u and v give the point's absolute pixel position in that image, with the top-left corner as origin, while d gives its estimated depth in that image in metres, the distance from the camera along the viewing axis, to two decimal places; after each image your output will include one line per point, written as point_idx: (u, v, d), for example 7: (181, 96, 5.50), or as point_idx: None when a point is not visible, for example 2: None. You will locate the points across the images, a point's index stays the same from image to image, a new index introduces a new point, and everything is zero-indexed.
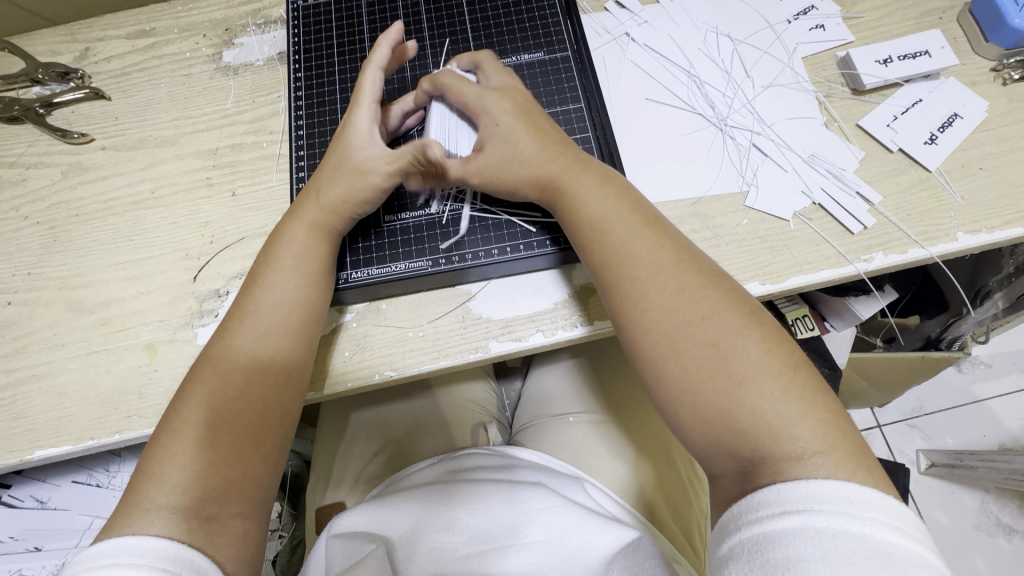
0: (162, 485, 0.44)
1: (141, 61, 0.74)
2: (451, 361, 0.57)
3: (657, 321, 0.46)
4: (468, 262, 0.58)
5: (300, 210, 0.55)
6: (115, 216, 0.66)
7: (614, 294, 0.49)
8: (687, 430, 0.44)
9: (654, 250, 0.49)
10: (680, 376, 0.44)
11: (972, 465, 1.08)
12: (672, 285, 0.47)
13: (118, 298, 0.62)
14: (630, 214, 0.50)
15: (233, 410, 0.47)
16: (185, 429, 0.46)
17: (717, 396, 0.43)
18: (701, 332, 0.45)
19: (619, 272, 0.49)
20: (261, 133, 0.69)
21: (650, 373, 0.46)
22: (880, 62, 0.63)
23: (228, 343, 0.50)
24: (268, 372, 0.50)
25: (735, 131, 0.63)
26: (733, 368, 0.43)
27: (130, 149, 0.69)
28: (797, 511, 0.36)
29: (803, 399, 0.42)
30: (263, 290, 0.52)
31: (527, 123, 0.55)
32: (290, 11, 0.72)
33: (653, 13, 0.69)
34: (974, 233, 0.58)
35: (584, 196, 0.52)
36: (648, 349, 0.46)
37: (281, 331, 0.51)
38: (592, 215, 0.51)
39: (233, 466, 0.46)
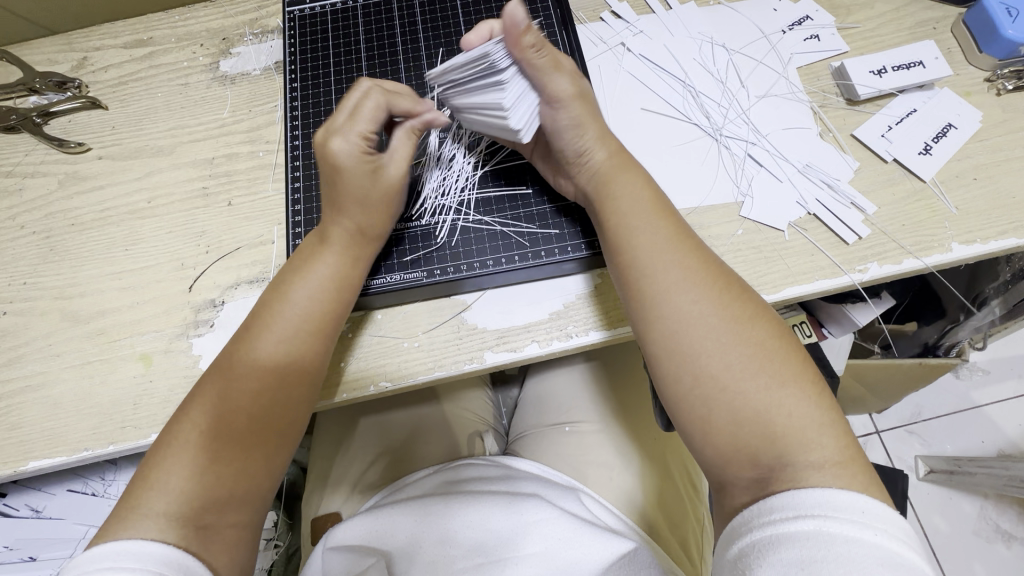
0: (161, 491, 0.44)
1: (137, 71, 0.74)
2: (446, 371, 0.57)
3: (703, 317, 0.45)
4: (463, 272, 0.58)
5: (327, 235, 0.52)
6: (111, 225, 0.66)
7: (652, 285, 0.47)
8: (706, 435, 0.44)
9: (691, 250, 0.49)
10: (721, 373, 0.44)
11: (971, 472, 1.08)
12: (715, 285, 0.47)
13: (114, 309, 0.62)
14: (660, 213, 0.50)
15: (250, 426, 0.47)
16: (191, 443, 0.46)
17: (755, 397, 0.43)
18: (744, 333, 0.45)
19: (665, 262, 0.48)
20: (258, 143, 0.69)
21: (685, 367, 0.45)
22: (874, 72, 0.63)
23: (253, 368, 0.48)
24: (295, 391, 0.49)
25: (730, 141, 0.63)
26: (773, 372, 0.43)
27: (127, 159, 0.69)
28: (811, 516, 0.37)
29: (831, 412, 0.43)
30: (283, 306, 0.50)
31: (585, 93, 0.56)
32: (286, 21, 0.72)
33: (649, 23, 0.69)
34: (969, 243, 0.58)
35: (620, 186, 0.52)
36: (688, 345, 0.45)
37: (309, 353, 0.50)
38: (625, 205, 0.51)
39: (240, 477, 0.46)
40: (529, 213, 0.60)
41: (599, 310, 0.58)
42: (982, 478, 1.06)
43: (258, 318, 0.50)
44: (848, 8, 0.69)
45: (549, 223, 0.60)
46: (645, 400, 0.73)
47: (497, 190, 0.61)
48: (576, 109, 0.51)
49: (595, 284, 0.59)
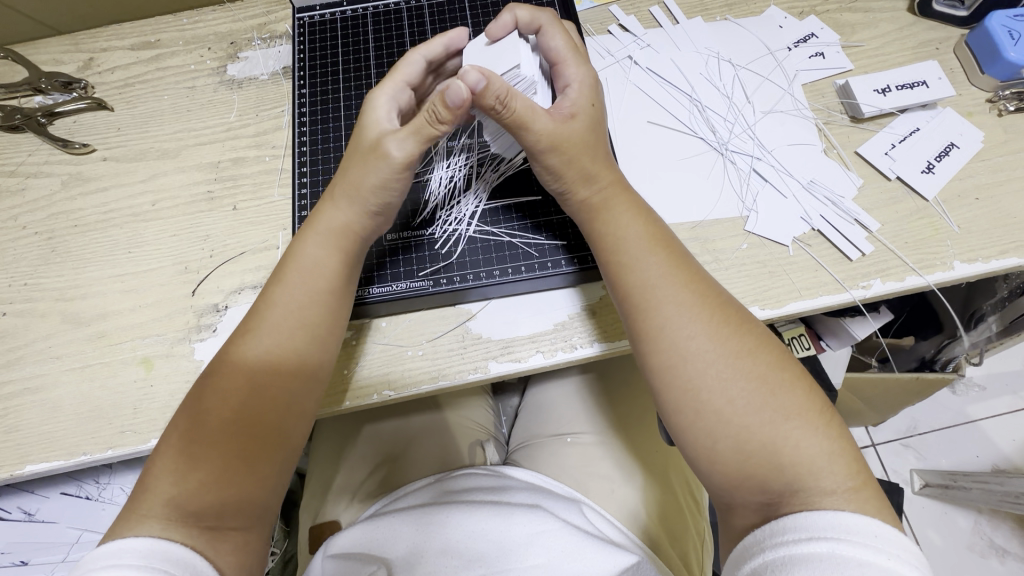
0: (157, 496, 0.43)
1: (144, 73, 0.74)
2: (451, 380, 0.57)
3: (706, 349, 0.45)
4: (469, 283, 0.58)
5: (312, 219, 0.53)
6: (114, 227, 0.66)
7: (653, 316, 0.48)
8: (712, 462, 0.44)
9: (688, 280, 0.49)
10: (725, 407, 0.44)
11: (965, 487, 1.09)
12: (718, 314, 0.47)
13: (115, 311, 0.62)
14: (658, 245, 0.50)
15: (229, 429, 0.45)
16: (175, 446, 0.45)
17: (760, 428, 0.43)
18: (746, 366, 0.45)
19: (656, 297, 0.48)
20: (264, 148, 0.69)
21: (688, 400, 0.45)
22: (878, 91, 0.64)
23: (240, 364, 0.48)
24: (294, 385, 0.49)
25: (736, 156, 0.63)
26: (780, 403, 0.43)
27: (131, 161, 0.69)
28: (824, 537, 0.37)
29: (839, 438, 0.43)
30: (270, 308, 0.50)
31: (588, 129, 0.51)
32: (295, 25, 0.72)
33: (656, 38, 0.70)
34: (971, 262, 0.58)
35: (615, 216, 0.51)
36: (694, 378, 0.45)
37: (297, 340, 0.49)
38: (616, 234, 0.51)
39: (227, 482, 0.44)
40: (535, 225, 0.60)
41: (604, 322, 0.58)
42: (978, 493, 1.07)
43: (250, 320, 0.50)
44: (852, 27, 0.70)
45: (556, 234, 0.60)
46: (646, 412, 0.73)
47: (504, 201, 0.61)
48: (555, 158, 0.50)
49: (600, 296, 0.59)
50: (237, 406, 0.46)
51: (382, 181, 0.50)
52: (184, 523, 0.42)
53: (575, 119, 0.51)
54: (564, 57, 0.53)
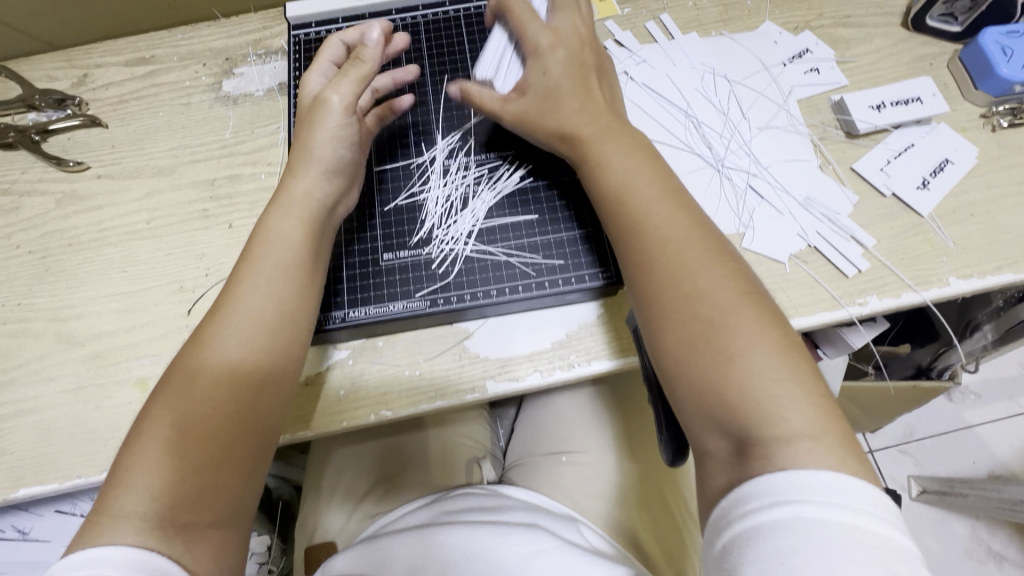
0: (131, 490, 0.41)
1: (139, 89, 0.74)
2: (448, 401, 0.56)
3: (691, 299, 0.45)
4: (466, 302, 0.57)
5: (280, 197, 0.52)
6: (109, 246, 0.65)
7: (641, 249, 0.49)
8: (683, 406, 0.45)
9: (683, 221, 0.49)
10: (702, 346, 0.44)
11: (962, 493, 1.09)
12: (714, 266, 0.46)
13: (109, 332, 0.61)
14: (663, 192, 0.50)
15: (203, 410, 0.44)
16: (150, 432, 0.44)
17: (731, 369, 0.42)
18: (726, 307, 0.44)
19: (642, 235, 0.49)
20: (260, 165, 0.68)
21: (667, 335, 0.46)
22: (872, 107, 0.64)
23: (206, 360, 0.46)
24: (268, 384, 0.47)
25: (732, 172, 0.64)
26: (763, 360, 0.42)
27: (126, 178, 0.69)
28: (787, 503, 0.36)
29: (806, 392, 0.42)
30: (243, 285, 0.49)
31: (559, 88, 0.54)
32: (290, 43, 0.71)
33: (651, 53, 0.70)
34: (966, 278, 0.58)
35: (611, 152, 0.52)
36: (679, 337, 0.45)
37: (271, 314, 0.48)
38: (609, 172, 0.52)
39: (203, 468, 0.43)
40: (532, 243, 0.59)
41: (602, 342, 0.58)
42: (975, 500, 1.07)
43: (221, 298, 0.49)
44: (847, 42, 0.70)
45: (553, 254, 0.59)
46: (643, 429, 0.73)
47: (501, 219, 0.60)
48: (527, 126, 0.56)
49: (597, 315, 0.59)
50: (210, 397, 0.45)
51: (334, 135, 0.54)
52: (160, 524, 0.41)
53: (523, 97, 0.56)
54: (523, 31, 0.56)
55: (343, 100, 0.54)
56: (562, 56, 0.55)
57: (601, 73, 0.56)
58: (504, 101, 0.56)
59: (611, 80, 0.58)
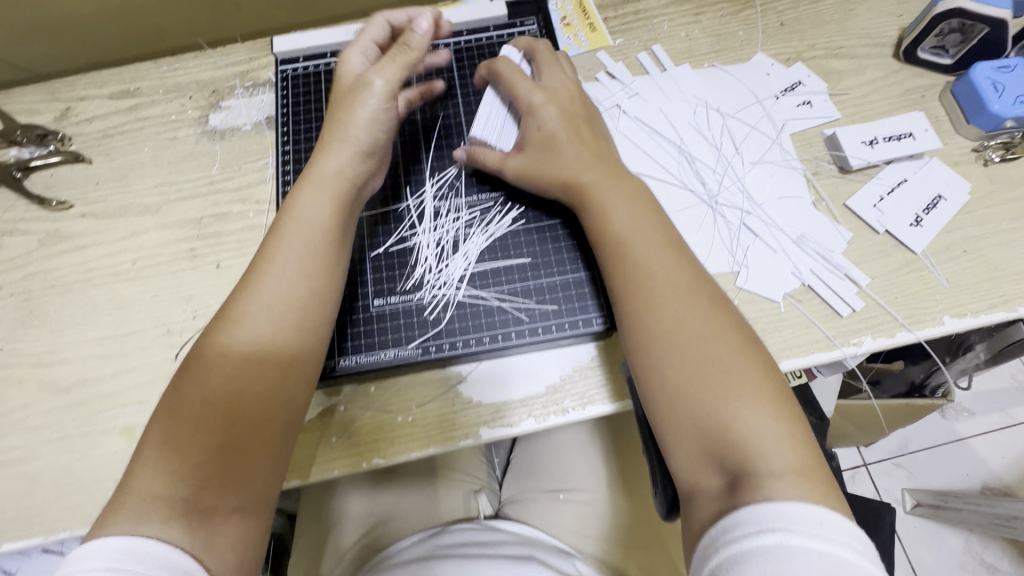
0: (154, 470, 0.42)
1: (123, 123, 0.72)
2: (441, 448, 0.56)
3: (683, 338, 0.46)
4: (458, 350, 0.57)
5: (308, 176, 0.54)
6: (94, 287, 0.64)
7: (639, 291, 0.49)
8: (674, 440, 0.44)
9: (683, 267, 0.49)
10: (694, 387, 0.44)
11: (956, 508, 1.10)
12: (706, 307, 0.47)
13: (95, 377, 0.60)
14: (663, 241, 0.51)
15: (230, 390, 0.45)
16: (175, 408, 0.45)
17: (721, 413, 0.42)
18: (719, 350, 0.45)
19: (637, 281, 0.49)
20: (248, 202, 0.67)
21: (658, 375, 0.46)
22: (865, 143, 0.64)
23: (235, 342, 0.47)
24: (297, 366, 0.48)
25: (725, 209, 0.63)
26: (752, 404, 0.42)
27: (111, 217, 0.67)
28: (772, 530, 0.36)
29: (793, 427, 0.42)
30: (270, 263, 0.50)
31: (557, 144, 0.56)
32: (277, 78, 0.71)
33: (644, 85, 0.70)
34: (960, 316, 0.58)
35: (605, 192, 0.53)
36: (673, 381, 0.45)
37: (300, 288, 0.50)
38: (604, 213, 0.53)
39: (227, 449, 0.44)
40: (524, 287, 0.59)
41: (595, 386, 0.57)
42: (968, 514, 1.08)
43: (249, 275, 0.50)
44: (839, 74, 0.70)
45: (547, 298, 0.58)
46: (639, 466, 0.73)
47: (493, 263, 0.60)
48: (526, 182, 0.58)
49: (591, 356, 0.58)
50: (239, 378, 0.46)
51: (371, 116, 0.56)
52: (182, 512, 0.41)
53: (522, 152, 0.59)
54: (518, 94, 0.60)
55: (386, 84, 0.56)
56: (555, 107, 0.58)
57: (592, 120, 0.59)
58: (504, 158, 0.59)
59: (601, 125, 0.60)
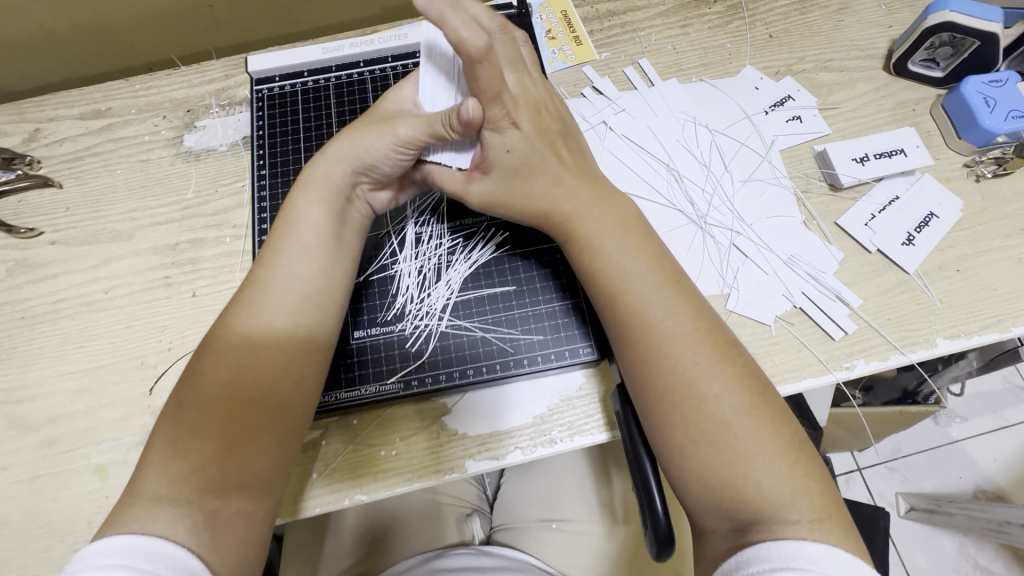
0: (156, 474, 0.42)
1: (94, 145, 0.70)
2: (426, 482, 0.54)
3: (687, 389, 0.44)
4: (441, 384, 0.55)
5: (306, 180, 0.53)
6: (65, 318, 0.62)
7: (642, 336, 0.46)
8: (682, 486, 0.44)
9: (683, 306, 0.47)
10: (700, 438, 0.43)
11: (949, 512, 1.10)
12: (711, 357, 0.44)
13: (66, 414, 0.58)
14: (662, 279, 0.48)
15: (227, 393, 0.44)
16: (176, 412, 0.44)
17: (726, 467, 0.41)
18: (725, 401, 0.43)
19: (633, 327, 0.47)
20: (224, 227, 0.65)
21: (664, 424, 0.44)
22: (856, 160, 0.63)
23: (238, 333, 0.47)
24: (294, 362, 0.47)
25: (715, 229, 0.62)
26: (760, 457, 0.41)
27: (83, 244, 0.65)
28: (787, 568, 0.36)
29: (803, 479, 0.41)
30: (269, 267, 0.49)
31: (525, 169, 0.51)
32: (253, 99, 0.68)
33: (631, 101, 0.68)
34: (953, 338, 0.57)
35: (597, 230, 0.50)
36: (679, 442, 0.43)
37: (297, 291, 0.48)
38: (598, 255, 0.49)
39: (227, 451, 0.43)
40: (509, 316, 0.58)
41: (584, 415, 0.55)
42: (962, 519, 1.07)
43: (247, 280, 0.49)
44: (829, 88, 0.69)
45: (532, 328, 0.57)
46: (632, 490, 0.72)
47: (477, 291, 0.59)
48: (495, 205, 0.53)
49: (579, 384, 0.56)
50: (239, 375, 0.45)
51: (382, 145, 0.51)
52: (191, 513, 0.41)
53: (488, 176, 0.52)
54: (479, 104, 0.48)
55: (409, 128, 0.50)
56: (527, 125, 0.50)
57: (568, 140, 0.53)
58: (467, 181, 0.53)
59: (576, 142, 0.55)
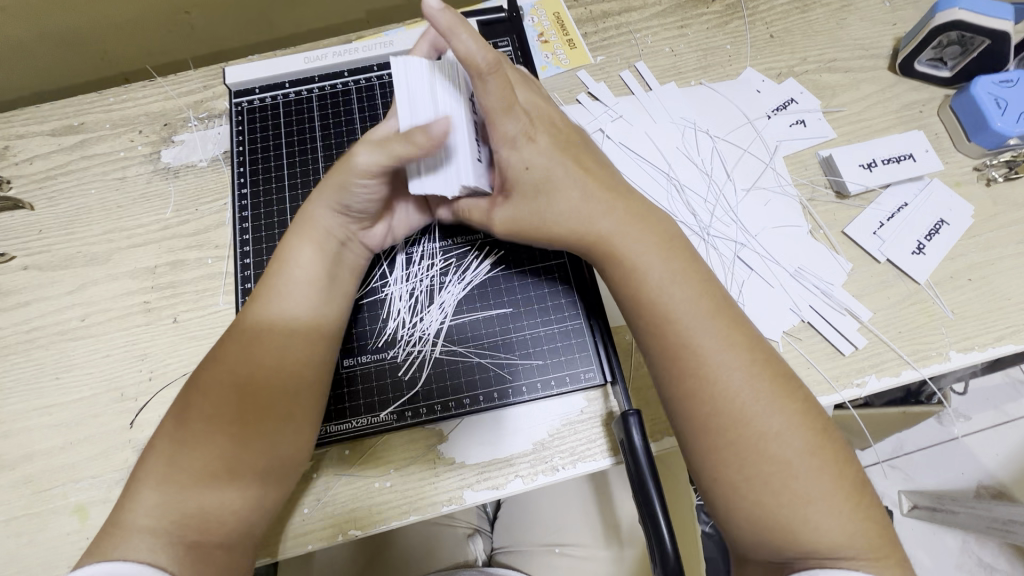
0: (140, 506, 0.41)
1: (67, 163, 0.66)
2: (423, 515, 0.52)
3: (741, 427, 0.41)
4: (437, 413, 0.53)
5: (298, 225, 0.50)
6: (39, 349, 0.59)
7: (693, 369, 0.43)
8: (727, 519, 0.42)
9: (737, 337, 0.44)
10: (753, 477, 0.40)
11: (953, 511, 1.05)
12: (770, 394, 0.42)
13: (42, 450, 0.55)
14: (712, 308, 0.45)
15: (217, 417, 0.43)
16: (168, 439, 0.43)
17: (780, 508, 0.40)
18: (782, 442, 0.41)
19: (685, 359, 0.44)
20: (206, 248, 0.62)
21: (713, 459, 0.42)
22: (864, 166, 0.60)
23: (232, 359, 0.45)
24: (287, 391, 0.45)
25: (719, 241, 0.60)
26: (817, 500, 0.40)
27: (57, 269, 0.62)
28: None
29: (856, 522, 0.40)
30: (267, 301, 0.47)
31: (551, 188, 0.47)
32: (232, 112, 0.65)
33: (628, 107, 0.65)
34: (967, 351, 0.55)
35: (646, 256, 0.46)
36: (730, 479, 0.41)
37: (292, 323, 0.46)
38: (645, 282, 0.46)
39: (214, 479, 0.42)
40: (506, 340, 0.55)
41: (586, 440, 0.53)
42: (965, 518, 1.03)
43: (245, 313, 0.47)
44: (833, 90, 0.66)
45: (530, 353, 0.55)
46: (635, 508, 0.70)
47: (472, 314, 0.56)
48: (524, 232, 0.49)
49: (581, 408, 0.54)
50: (236, 397, 0.43)
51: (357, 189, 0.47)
52: (172, 543, 0.40)
53: (512, 198, 0.48)
54: (489, 121, 0.45)
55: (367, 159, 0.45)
56: (544, 141, 0.47)
57: (595, 155, 0.51)
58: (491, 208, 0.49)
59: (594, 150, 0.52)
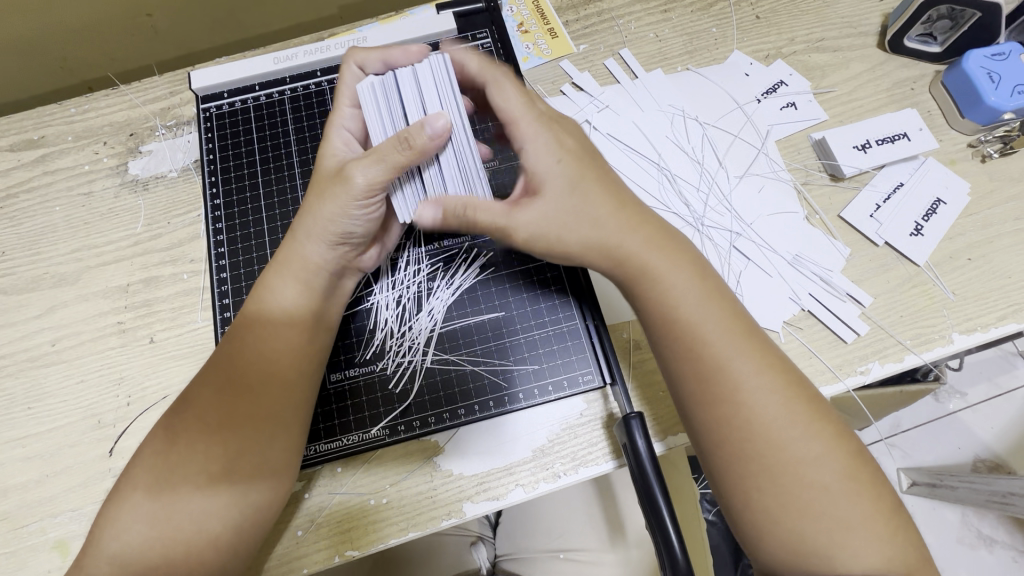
0: (103, 550, 0.41)
1: (28, 179, 0.63)
2: (422, 531, 0.50)
3: (777, 454, 0.40)
4: (432, 425, 0.51)
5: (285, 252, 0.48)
6: (8, 379, 0.56)
7: (726, 391, 0.42)
8: (760, 544, 0.41)
9: (768, 361, 0.42)
10: (788, 504, 0.40)
11: (951, 486, 1.03)
12: (800, 415, 0.41)
13: (16, 485, 0.52)
14: (738, 331, 0.43)
15: (180, 465, 0.42)
16: (136, 483, 0.42)
17: (817, 536, 0.39)
18: (816, 469, 0.40)
19: (716, 381, 0.42)
20: (181, 262, 0.59)
21: (744, 484, 0.41)
22: (858, 148, 0.59)
23: (205, 405, 0.43)
24: (255, 440, 0.43)
25: (713, 231, 0.58)
26: (856, 526, 0.39)
27: (23, 292, 0.59)
28: None
29: (893, 544, 0.39)
30: (244, 340, 0.45)
31: (579, 190, 0.45)
32: (201, 120, 0.62)
33: (613, 96, 0.63)
34: (969, 332, 0.54)
35: (668, 279, 0.44)
36: (762, 504, 0.40)
37: (264, 364, 0.44)
38: (671, 306, 0.44)
39: (170, 526, 0.41)
40: (499, 346, 0.53)
41: (588, 445, 0.51)
42: (964, 491, 1.00)
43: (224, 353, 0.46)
44: (822, 70, 0.64)
45: (526, 358, 0.53)
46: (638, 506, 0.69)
47: (463, 320, 0.54)
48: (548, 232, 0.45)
49: (580, 410, 0.52)
50: (216, 441, 0.42)
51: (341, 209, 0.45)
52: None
53: (539, 198, 0.45)
54: (515, 129, 0.47)
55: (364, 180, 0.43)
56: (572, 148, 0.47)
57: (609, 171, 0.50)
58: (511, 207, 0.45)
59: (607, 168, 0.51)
